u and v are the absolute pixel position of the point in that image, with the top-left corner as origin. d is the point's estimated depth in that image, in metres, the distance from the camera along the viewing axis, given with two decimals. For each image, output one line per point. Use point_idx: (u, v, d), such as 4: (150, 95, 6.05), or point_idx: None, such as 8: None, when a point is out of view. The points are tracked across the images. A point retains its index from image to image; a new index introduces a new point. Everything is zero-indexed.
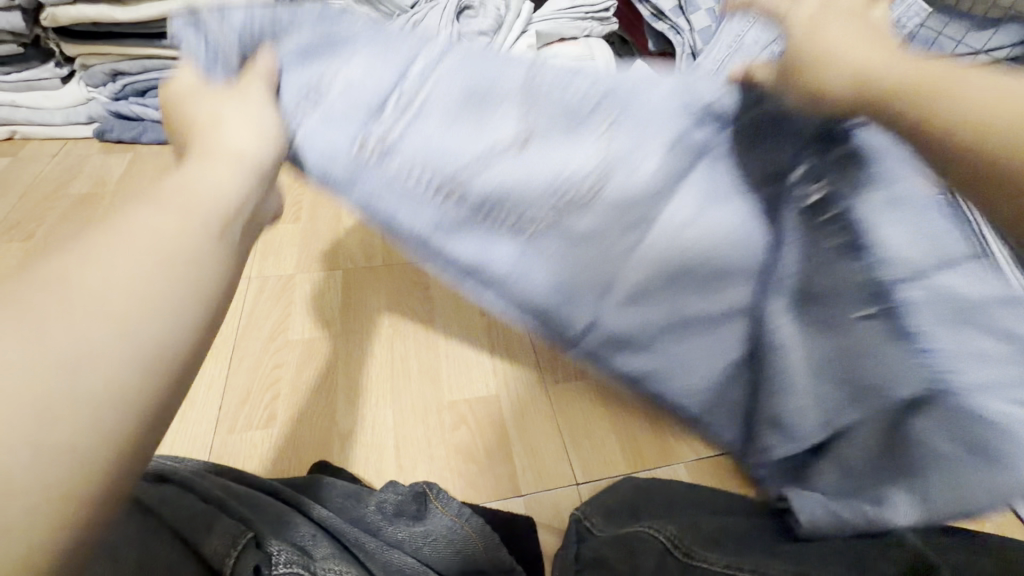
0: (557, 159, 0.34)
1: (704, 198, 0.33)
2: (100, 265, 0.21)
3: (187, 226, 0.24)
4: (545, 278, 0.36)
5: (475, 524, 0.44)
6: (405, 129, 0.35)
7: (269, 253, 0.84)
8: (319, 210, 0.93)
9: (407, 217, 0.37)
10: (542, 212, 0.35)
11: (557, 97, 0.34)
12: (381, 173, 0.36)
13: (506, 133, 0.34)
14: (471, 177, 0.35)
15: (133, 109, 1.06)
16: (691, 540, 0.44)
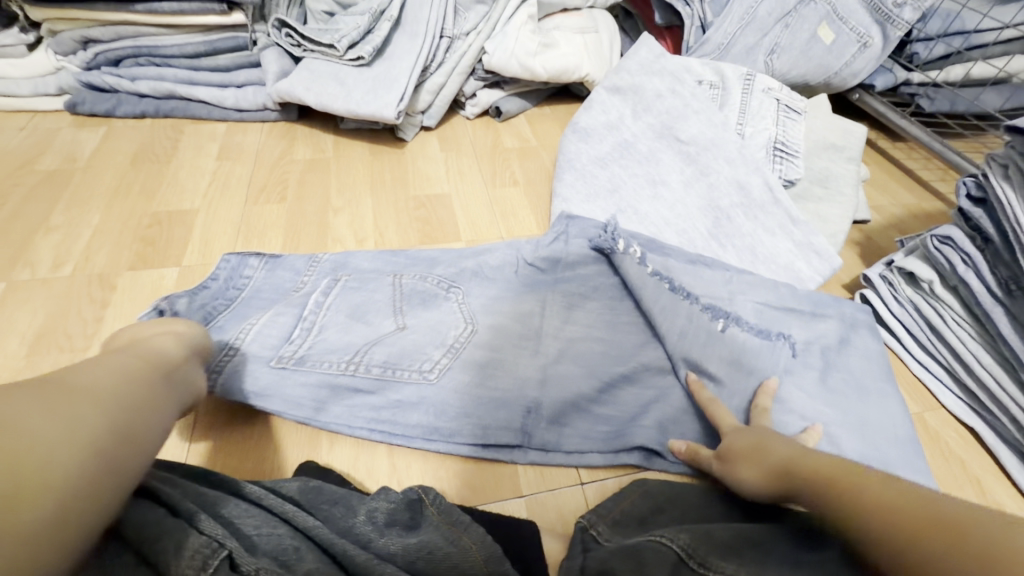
0: (435, 323, 0.61)
1: (539, 339, 0.61)
2: (72, 401, 0.33)
3: (126, 396, 0.36)
4: (460, 410, 0.55)
5: (474, 535, 0.41)
6: (316, 339, 0.59)
7: (252, 236, 0.79)
8: (306, 189, 0.88)
9: (334, 396, 0.56)
10: (434, 361, 0.58)
11: (419, 306, 0.64)
12: (310, 367, 0.57)
13: (390, 325, 0.61)
14: (377, 352, 0.58)
15: (106, 80, 1.00)
16: (709, 548, 0.42)
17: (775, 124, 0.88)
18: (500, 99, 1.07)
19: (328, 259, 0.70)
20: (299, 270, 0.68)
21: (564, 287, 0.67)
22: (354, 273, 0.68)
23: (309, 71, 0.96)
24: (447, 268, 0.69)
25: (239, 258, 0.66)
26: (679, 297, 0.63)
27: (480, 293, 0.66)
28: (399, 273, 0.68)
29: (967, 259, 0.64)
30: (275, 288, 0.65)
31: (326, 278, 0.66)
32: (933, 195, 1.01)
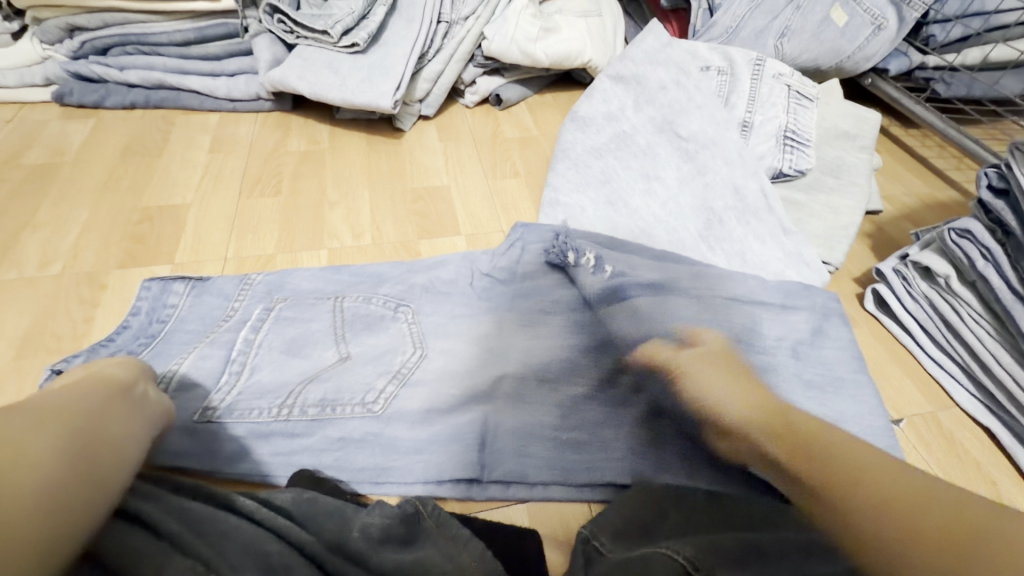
0: (380, 349, 0.60)
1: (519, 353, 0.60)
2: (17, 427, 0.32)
3: (79, 417, 0.36)
4: (416, 451, 0.52)
5: (474, 549, 0.40)
6: (249, 381, 0.56)
7: (244, 231, 0.77)
8: (301, 182, 0.85)
9: (279, 443, 0.52)
10: (378, 392, 0.56)
11: (365, 330, 0.62)
12: (244, 411, 0.54)
13: (333, 355, 0.59)
14: (314, 390, 0.56)
15: (94, 69, 0.97)
16: (715, 559, 0.40)
17: (786, 111, 0.84)
18: (500, 87, 1.03)
19: (263, 280, 0.67)
20: (230, 295, 0.65)
21: (522, 304, 0.65)
22: (291, 294, 0.65)
23: (302, 59, 0.93)
24: (392, 288, 0.66)
25: (161, 285, 0.65)
26: (633, 316, 0.60)
27: (432, 311, 0.64)
28: (341, 294, 0.66)
29: (987, 253, 0.62)
30: (202, 318, 0.63)
31: (259, 305, 0.64)
32: (947, 183, 0.98)
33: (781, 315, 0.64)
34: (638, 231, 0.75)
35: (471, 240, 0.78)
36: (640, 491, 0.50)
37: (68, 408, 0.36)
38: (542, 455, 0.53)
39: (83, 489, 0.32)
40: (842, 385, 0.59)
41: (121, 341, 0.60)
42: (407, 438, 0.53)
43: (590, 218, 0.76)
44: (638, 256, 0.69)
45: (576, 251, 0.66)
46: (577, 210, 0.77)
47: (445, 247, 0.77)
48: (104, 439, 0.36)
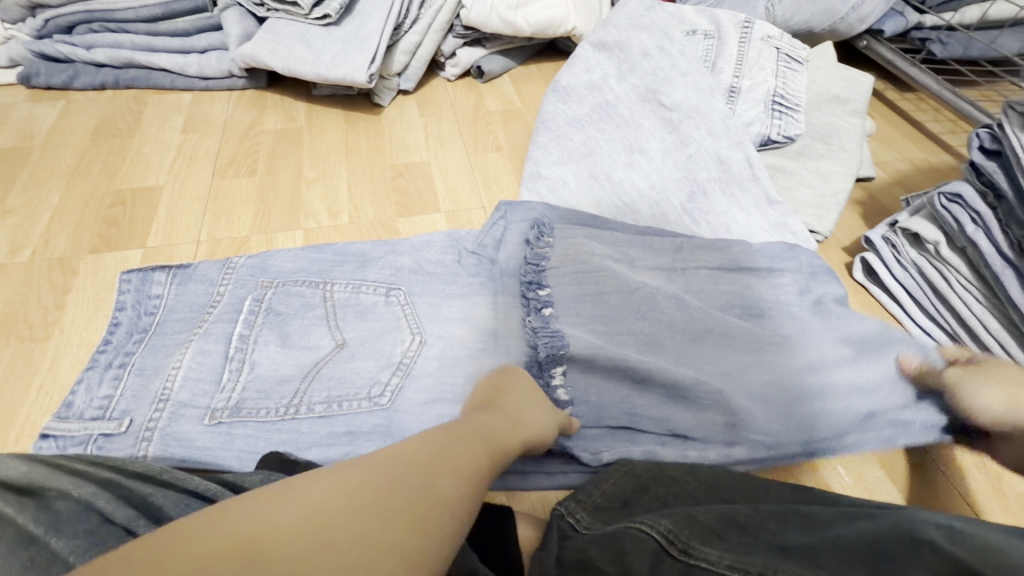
0: (379, 339, 0.58)
1: (503, 334, 0.58)
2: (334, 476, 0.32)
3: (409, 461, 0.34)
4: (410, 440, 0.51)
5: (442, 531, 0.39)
6: (246, 377, 0.54)
7: (218, 213, 0.75)
8: (277, 161, 0.83)
9: (272, 437, 0.51)
10: (385, 386, 0.54)
11: (361, 315, 0.60)
12: (241, 414, 0.52)
13: (331, 344, 0.57)
14: (312, 387, 0.54)
15: (58, 48, 0.94)
16: (690, 534, 0.40)
17: (775, 75, 0.81)
18: (481, 58, 1.00)
19: (246, 263, 0.65)
20: (215, 280, 0.63)
21: (511, 282, 0.63)
22: (277, 276, 0.63)
23: (272, 33, 0.90)
24: (380, 272, 0.64)
25: (140, 275, 0.63)
26: (623, 299, 0.59)
27: (423, 291, 0.63)
28: (329, 281, 0.63)
29: (977, 218, 0.60)
30: (191, 306, 0.61)
31: (250, 295, 0.61)
32: (943, 148, 0.95)
33: (773, 286, 0.62)
34: (620, 205, 0.73)
35: (451, 216, 0.77)
36: (622, 464, 0.50)
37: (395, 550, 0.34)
38: None
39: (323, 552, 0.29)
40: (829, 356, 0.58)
41: (116, 342, 0.58)
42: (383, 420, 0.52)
43: (569, 192, 0.74)
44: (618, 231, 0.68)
45: (553, 244, 0.65)
46: (559, 182, 0.75)
47: (424, 225, 0.75)
48: (387, 490, 0.32)
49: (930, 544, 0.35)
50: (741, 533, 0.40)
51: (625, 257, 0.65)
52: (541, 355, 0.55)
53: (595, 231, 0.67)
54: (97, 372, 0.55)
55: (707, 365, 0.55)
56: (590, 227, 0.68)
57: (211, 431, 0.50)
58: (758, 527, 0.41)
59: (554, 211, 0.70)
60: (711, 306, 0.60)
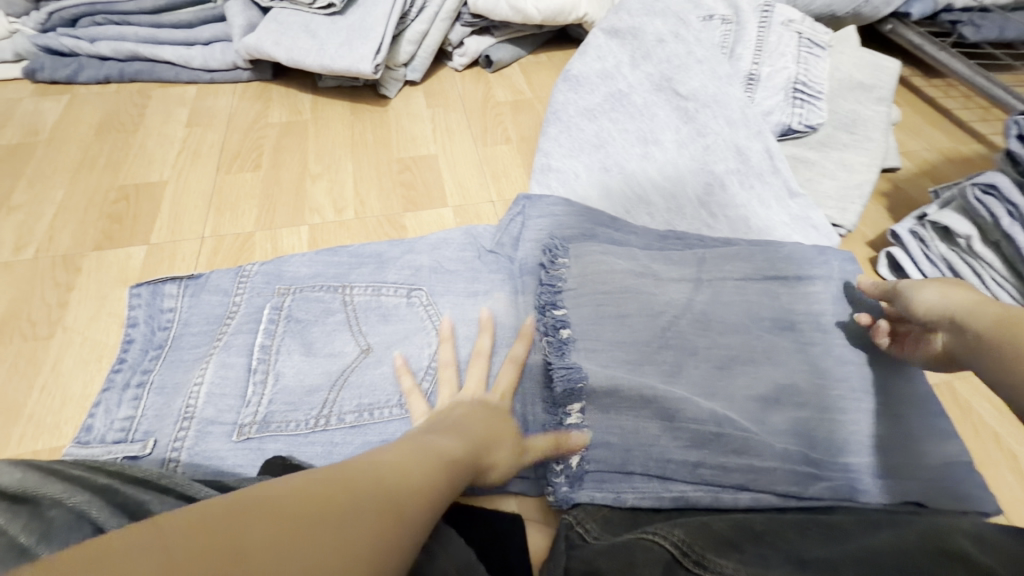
0: (404, 344, 0.56)
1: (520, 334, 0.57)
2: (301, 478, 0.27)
3: (381, 482, 0.30)
4: None
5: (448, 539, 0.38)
6: (275, 388, 0.53)
7: (223, 209, 0.74)
8: (282, 155, 0.81)
9: (303, 449, 0.50)
10: (410, 393, 0.53)
11: (370, 314, 0.59)
12: (271, 427, 0.51)
13: (356, 350, 0.56)
14: (342, 397, 0.52)
15: (63, 42, 0.94)
16: (706, 544, 0.38)
17: (796, 61, 0.78)
18: (490, 47, 0.97)
19: (260, 271, 0.63)
20: (229, 290, 0.61)
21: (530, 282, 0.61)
22: (294, 282, 0.62)
23: (277, 23, 0.89)
24: (399, 272, 0.63)
25: (150, 289, 0.61)
26: (648, 326, 0.55)
27: (445, 290, 0.61)
28: (348, 284, 0.61)
29: (1014, 211, 0.57)
30: (208, 318, 0.59)
31: (267, 304, 0.59)
32: (973, 136, 0.91)
33: (808, 285, 0.58)
34: (634, 198, 0.70)
35: (459, 211, 0.75)
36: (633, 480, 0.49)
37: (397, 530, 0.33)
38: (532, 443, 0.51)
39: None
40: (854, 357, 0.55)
41: (132, 360, 0.57)
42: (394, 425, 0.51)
43: (581, 184, 0.71)
44: (634, 236, 0.65)
45: (569, 265, 0.59)
46: (570, 175, 0.72)
47: (431, 220, 0.73)
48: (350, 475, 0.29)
49: (965, 555, 0.33)
50: (756, 543, 0.38)
51: (643, 263, 0.60)
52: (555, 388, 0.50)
53: (610, 227, 0.64)
54: (115, 394, 0.54)
55: (724, 367, 0.52)
56: (603, 224, 0.65)
57: (239, 447, 0.50)
58: (778, 538, 0.39)
59: (573, 211, 0.66)
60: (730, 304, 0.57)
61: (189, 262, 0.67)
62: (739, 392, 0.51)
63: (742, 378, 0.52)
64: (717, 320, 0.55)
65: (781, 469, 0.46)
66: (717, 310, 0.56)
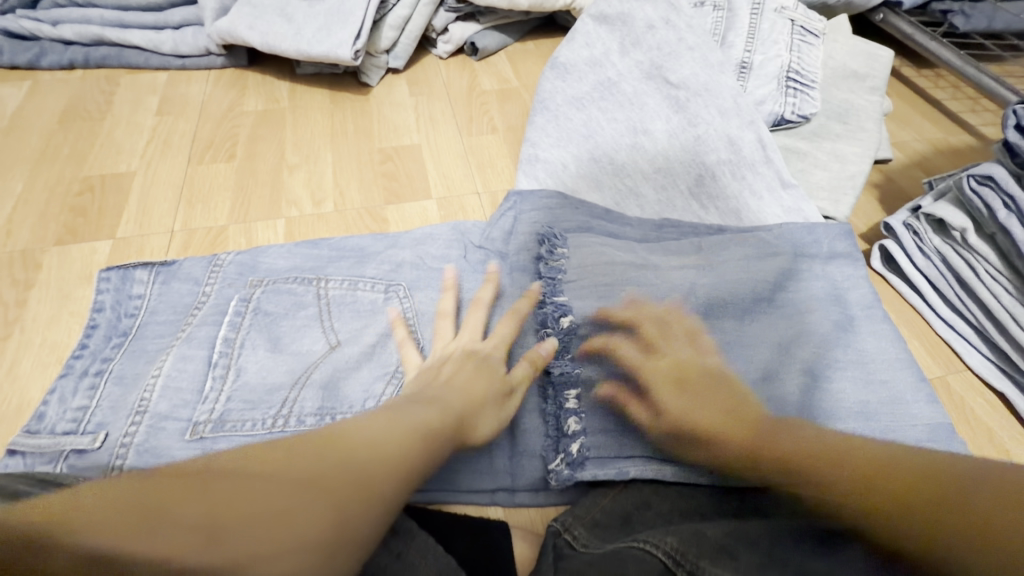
0: (371, 338, 0.54)
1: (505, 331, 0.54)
2: (223, 484, 0.25)
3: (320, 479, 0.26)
4: None
5: (423, 546, 0.35)
6: (232, 388, 0.50)
7: (194, 201, 0.70)
8: (257, 145, 0.78)
9: None
10: (379, 395, 0.50)
11: (347, 311, 0.56)
12: (223, 429, 0.47)
13: (323, 346, 0.53)
14: (301, 397, 0.49)
15: (23, 25, 0.89)
16: (698, 552, 0.36)
17: (789, 49, 0.76)
18: (476, 34, 0.94)
19: (234, 261, 0.60)
20: (201, 279, 0.58)
21: (521, 279, 0.57)
22: (268, 275, 0.58)
23: (251, 7, 0.85)
24: (378, 268, 0.60)
25: (120, 273, 0.58)
26: (653, 310, 0.53)
27: (426, 287, 0.58)
28: (324, 278, 0.58)
29: (1010, 203, 0.56)
30: (176, 307, 0.56)
31: (236, 295, 0.56)
32: (963, 128, 0.90)
33: (803, 279, 0.57)
34: (624, 190, 0.68)
35: (443, 203, 0.72)
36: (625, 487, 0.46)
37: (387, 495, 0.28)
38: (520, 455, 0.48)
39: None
40: (851, 342, 0.53)
41: (94, 346, 0.54)
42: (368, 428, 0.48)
43: (570, 175, 0.69)
44: (628, 227, 0.62)
45: (570, 254, 0.57)
46: (558, 166, 0.70)
47: (414, 213, 0.71)
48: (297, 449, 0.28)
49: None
50: (751, 548, 0.37)
51: (640, 253, 0.58)
52: (555, 372, 0.49)
53: (599, 220, 0.62)
54: (70, 389, 0.51)
55: (717, 365, 0.51)
56: (591, 217, 0.62)
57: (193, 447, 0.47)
58: (773, 538, 0.37)
59: (562, 203, 0.63)
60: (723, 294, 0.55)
61: (156, 255, 0.64)
62: (733, 390, 0.49)
63: (735, 376, 0.50)
64: (719, 302, 0.53)
65: None
66: (721, 291, 0.54)
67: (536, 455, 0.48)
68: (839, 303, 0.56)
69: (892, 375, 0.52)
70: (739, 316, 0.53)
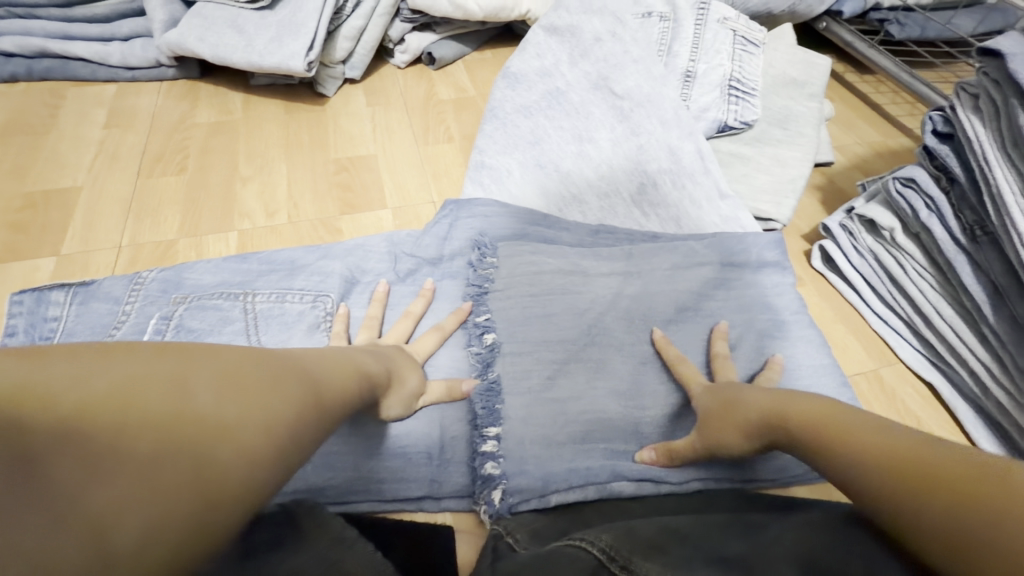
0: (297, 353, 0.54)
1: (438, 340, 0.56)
2: (99, 402, 0.24)
3: (205, 433, 0.25)
4: (348, 469, 0.48)
5: (360, 554, 0.35)
6: None
7: (142, 215, 0.69)
8: (209, 157, 0.77)
9: None
10: None
11: (275, 321, 0.56)
12: None
13: None
14: None
15: None
16: (633, 547, 0.37)
17: (730, 58, 0.79)
18: (432, 44, 0.95)
19: (156, 278, 0.59)
20: (120, 298, 0.57)
21: (452, 288, 0.61)
22: (192, 291, 0.58)
23: (201, 18, 0.84)
24: (308, 279, 0.60)
25: (34, 296, 0.56)
26: (575, 324, 0.56)
27: (357, 302, 0.60)
28: (251, 292, 0.58)
29: (930, 203, 0.59)
30: (93, 327, 0.55)
31: (158, 313, 0.56)
32: (899, 131, 0.95)
33: (732, 283, 0.60)
34: (568, 198, 0.70)
35: (398, 212, 0.73)
36: (570, 502, 0.47)
37: (267, 466, 0.27)
38: (461, 461, 0.50)
39: (152, 455, 0.23)
40: (774, 345, 0.57)
41: None
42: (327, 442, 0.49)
43: (515, 182, 0.71)
44: (566, 232, 0.65)
45: (498, 264, 0.60)
46: (503, 173, 0.71)
47: (369, 223, 0.71)
48: (192, 385, 0.27)
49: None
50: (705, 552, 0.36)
51: (570, 258, 0.61)
52: (478, 410, 0.51)
53: (542, 226, 0.65)
54: None
55: (647, 368, 0.54)
56: (533, 227, 0.64)
57: None
58: (708, 529, 0.39)
59: (504, 211, 0.66)
60: (655, 297, 0.58)
61: (102, 273, 0.63)
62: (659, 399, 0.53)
63: (664, 375, 0.54)
64: (640, 315, 0.57)
65: (695, 466, 0.49)
66: (643, 302, 0.58)
67: (463, 462, 0.50)
68: (764, 306, 0.59)
69: (808, 373, 0.55)
70: (663, 324, 0.57)
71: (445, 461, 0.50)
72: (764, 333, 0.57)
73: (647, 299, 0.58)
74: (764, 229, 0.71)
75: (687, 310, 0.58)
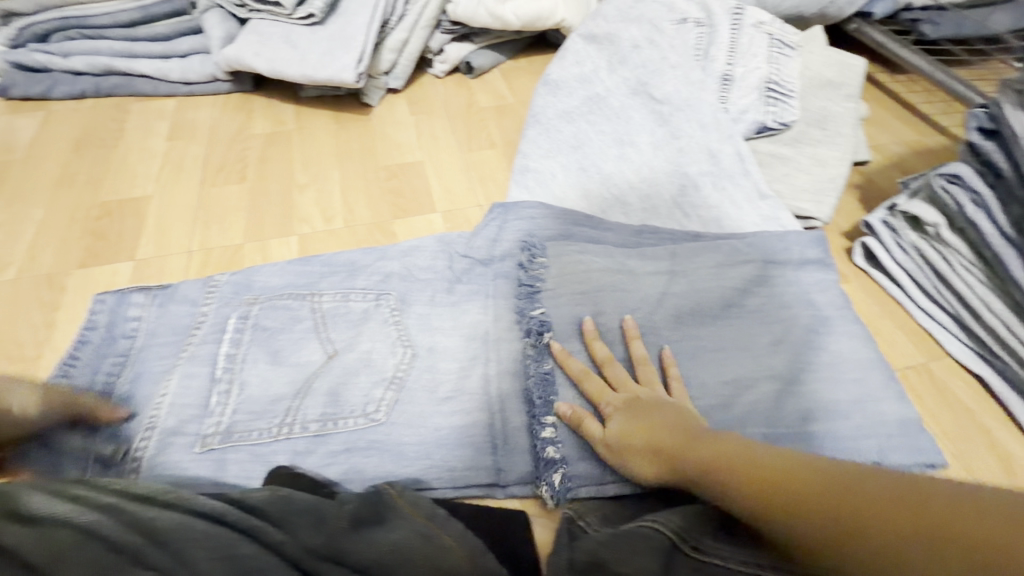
0: (365, 348, 0.57)
1: (494, 337, 0.59)
2: None
3: None
4: (420, 460, 0.51)
5: (453, 530, 0.39)
6: (234, 410, 0.52)
7: (209, 222, 0.73)
8: (268, 166, 0.81)
9: (274, 445, 0.50)
10: (378, 401, 0.53)
11: (343, 315, 0.59)
12: (231, 438, 0.50)
13: (320, 354, 0.56)
14: (304, 404, 0.52)
15: (36, 58, 0.93)
16: (702, 529, 0.41)
17: (767, 61, 0.81)
18: (471, 53, 0.99)
19: (229, 280, 0.62)
20: (197, 300, 0.60)
21: (503, 285, 0.63)
22: (263, 291, 0.61)
23: (257, 34, 0.89)
24: (368, 278, 0.63)
25: (116, 297, 0.60)
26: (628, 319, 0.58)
27: (415, 299, 0.61)
28: (317, 292, 0.61)
29: (977, 198, 0.60)
30: (174, 328, 0.58)
31: (234, 313, 0.58)
32: (935, 130, 0.95)
33: (779, 280, 0.62)
34: (611, 199, 0.72)
35: (448, 216, 0.76)
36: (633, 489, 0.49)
37: None
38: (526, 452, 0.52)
39: None
40: (825, 340, 0.58)
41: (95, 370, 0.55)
42: (399, 432, 0.52)
43: (559, 185, 0.73)
44: (610, 232, 0.67)
45: (548, 263, 0.62)
46: (547, 176, 0.74)
47: (420, 225, 0.74)
48: None
49: None
50: None
51: (617, 257, 0.63)
52: (535, 400, 0.53)
53: (587, 226, 0.67)
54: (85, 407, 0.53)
55: (696, 359, 0.56)
56: (577, 228, 0.67)
57: (202, 458, 0.49)
58: None
59: (550, 213, 0.68)
60: (702, 295, 0.60)
61: (177, 276, 0.67)
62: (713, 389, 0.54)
63: (715, 367, 0.56)
64: (688, 311, 0.59)
65: None
66: (689, 300, 0.60)
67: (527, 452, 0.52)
68: (812, 301, 0.61)
69: (859, 366, 0.56)
70: (711, 319, 0.59)
71: (513, 452, 0.52)
72: (813, 327, 0.59)
73: (694, 296, 0.60)
74: (806, 227, 0.72)
75: (736, 306, 0.60)
